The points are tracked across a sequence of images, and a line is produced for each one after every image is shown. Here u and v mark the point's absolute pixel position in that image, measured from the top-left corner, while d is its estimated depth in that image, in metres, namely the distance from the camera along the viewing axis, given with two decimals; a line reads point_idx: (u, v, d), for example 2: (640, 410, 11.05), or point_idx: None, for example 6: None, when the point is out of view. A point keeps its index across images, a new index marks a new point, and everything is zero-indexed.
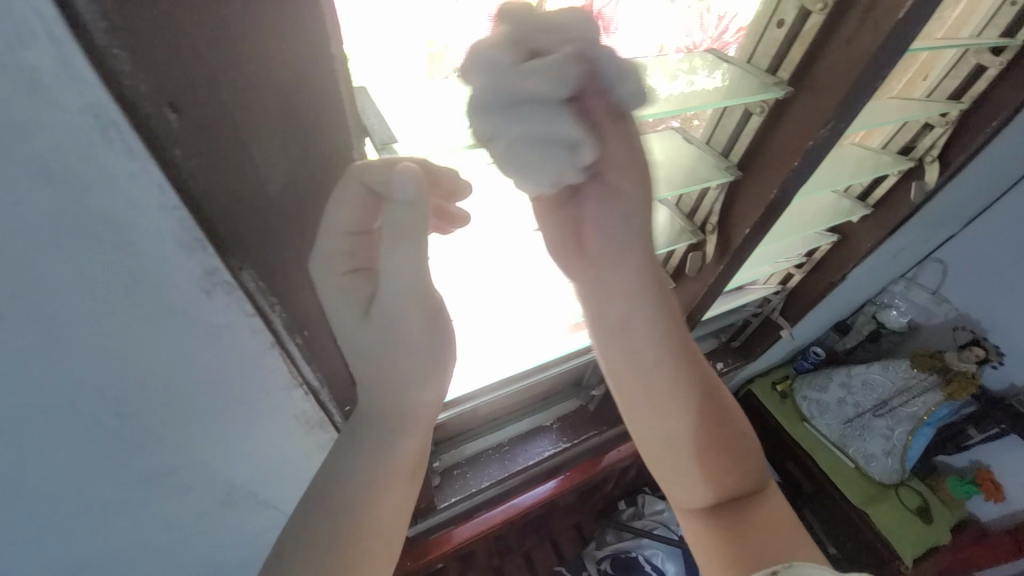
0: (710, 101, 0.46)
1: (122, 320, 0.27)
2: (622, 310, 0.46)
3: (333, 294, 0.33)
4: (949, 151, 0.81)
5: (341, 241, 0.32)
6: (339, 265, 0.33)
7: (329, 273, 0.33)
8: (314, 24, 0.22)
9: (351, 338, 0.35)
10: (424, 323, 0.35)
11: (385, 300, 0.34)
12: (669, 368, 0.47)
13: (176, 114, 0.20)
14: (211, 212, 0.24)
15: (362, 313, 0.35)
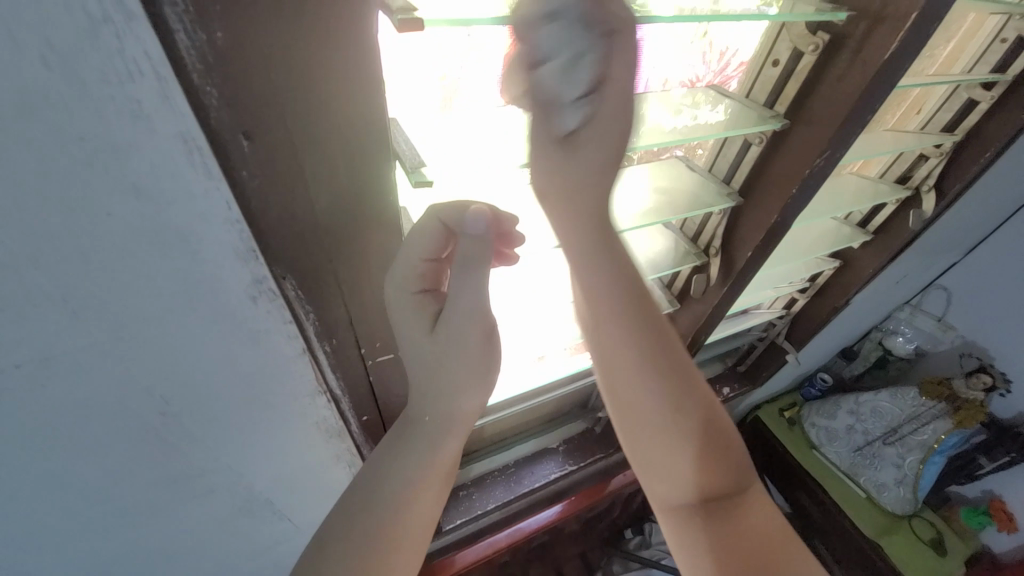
0: (711, 132, 0.50)
1: (176, 322, 0.30)
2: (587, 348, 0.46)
3: (404, 311, 0.37)
4: (945, 181, 0.83)
5: (417, 265, 0.36)
6: (410, 285, 0.36)
7: (403, 293, 0.36)
8: (374, 74, 0.24)
9: (415, 349, 0.38)
10: (480, 340, 0.39)
11: (451, 322, 0.37)
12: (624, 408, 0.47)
13: (248, 142, 0.23)
14: (265, 225, 0.27)
15: (429, 330, 0.38)
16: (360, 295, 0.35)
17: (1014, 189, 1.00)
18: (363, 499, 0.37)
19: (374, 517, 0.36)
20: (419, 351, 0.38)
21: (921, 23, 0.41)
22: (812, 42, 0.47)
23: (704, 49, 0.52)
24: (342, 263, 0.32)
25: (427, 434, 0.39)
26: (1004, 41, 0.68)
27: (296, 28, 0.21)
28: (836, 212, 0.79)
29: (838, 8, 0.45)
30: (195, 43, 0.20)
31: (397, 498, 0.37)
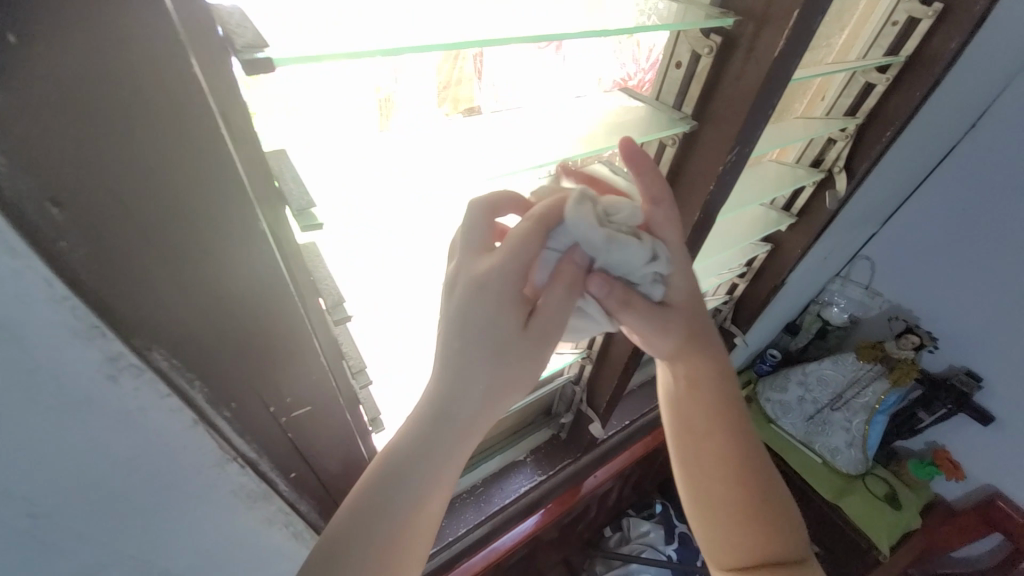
0: (628, 138, 0.48)
1: (16, 419, 0.26)
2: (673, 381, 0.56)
3: (497, 309, 0.39)
4: (854, 161, 0.88)
5: (526, 248, 0.39)
6: (513, 277, 0.39)
7: (489, 268, 0.39)
8: (204, 117, 0.21)
9: (459, 361, 0.39)
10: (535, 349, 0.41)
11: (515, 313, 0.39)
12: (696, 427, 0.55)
13: (59, 209, 0.20)
14: (106, 298, 0.23)
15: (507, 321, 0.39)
16: (256, 355, 0.32)
17: (918, 162, 1.07)
18: (376, 512, 0.37)
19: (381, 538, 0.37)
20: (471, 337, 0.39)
21: (803, 18, 0.42)
22: (707, 44, 0.48)
23: (630, 50, 0.53)
24: (225, 325, 0.28)
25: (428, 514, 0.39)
26: (895, 23, 0.73)
27: (95, 79, 0.18)
28: (761, 198, 0.82)
29: (726, 11, 0.46)
30: None
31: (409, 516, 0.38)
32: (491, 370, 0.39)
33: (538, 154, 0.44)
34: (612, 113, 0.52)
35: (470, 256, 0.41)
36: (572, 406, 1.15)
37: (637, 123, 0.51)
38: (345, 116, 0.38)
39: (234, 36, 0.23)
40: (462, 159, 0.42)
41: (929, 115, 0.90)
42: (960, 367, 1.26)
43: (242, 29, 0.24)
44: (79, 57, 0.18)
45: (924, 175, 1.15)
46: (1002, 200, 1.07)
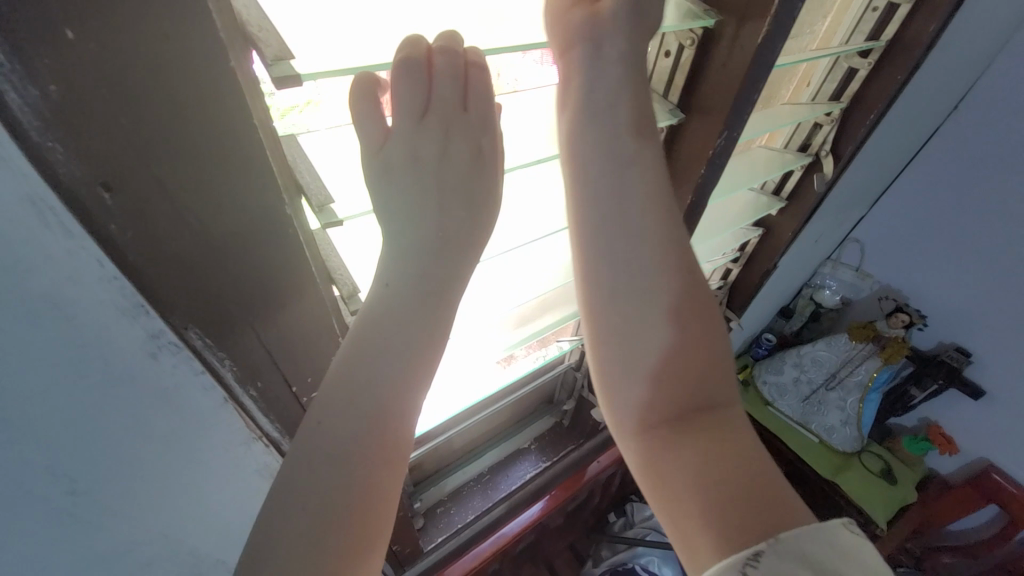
0: None
1: (65, 394, 0.28)
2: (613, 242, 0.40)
3: (428, 168, 0.35)
4: (839, 144, 0.91)
5: (444, 93, 0.33)
6: (433, 135, 0.35)
7: (438, 128, 0.35)
8: (236, 105, 0.23)
9: (410, 236, 0.34)
10: (457, 209, 0.35)
11: (479, 196, 0.36)
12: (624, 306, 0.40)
13: (110, 194, 0.22)
14: (149, 279, 0.25)
15: (453, 191, 0.35)
16: (279, 334, 0.33)
17: (903, 144, 1.10)
18: (318, 443, 0.30)
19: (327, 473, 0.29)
20: (426, 212, 0.35)
21: (783, 7, 0.44)
22: (690, 36, 0.52)
23: None
24: (255, 301, 0.30)
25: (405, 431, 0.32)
26: (875, 9, 0.76)
27: (138, 69, 0.20)
28: (751, 182, 0.85)
29: (707, 7, 0.49)
30: (30, 102, 0.19)
31: (351, 444, 0.30)
32: (447, 253, 0.34)
33: (523, 151, 0.47)
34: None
35: (399, 110, 0.33)
36: (574, 393, 1.18)
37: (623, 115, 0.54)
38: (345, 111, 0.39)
39: (264, 46, 0.26)
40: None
41: (911, 98, 0.93)
42: (950, 343, 1.30)
43: (268, 33, 0.26)
44: (133, 52, 0.19)
45: (909, 157, 1.18)
46: (986, 178, 1.11)
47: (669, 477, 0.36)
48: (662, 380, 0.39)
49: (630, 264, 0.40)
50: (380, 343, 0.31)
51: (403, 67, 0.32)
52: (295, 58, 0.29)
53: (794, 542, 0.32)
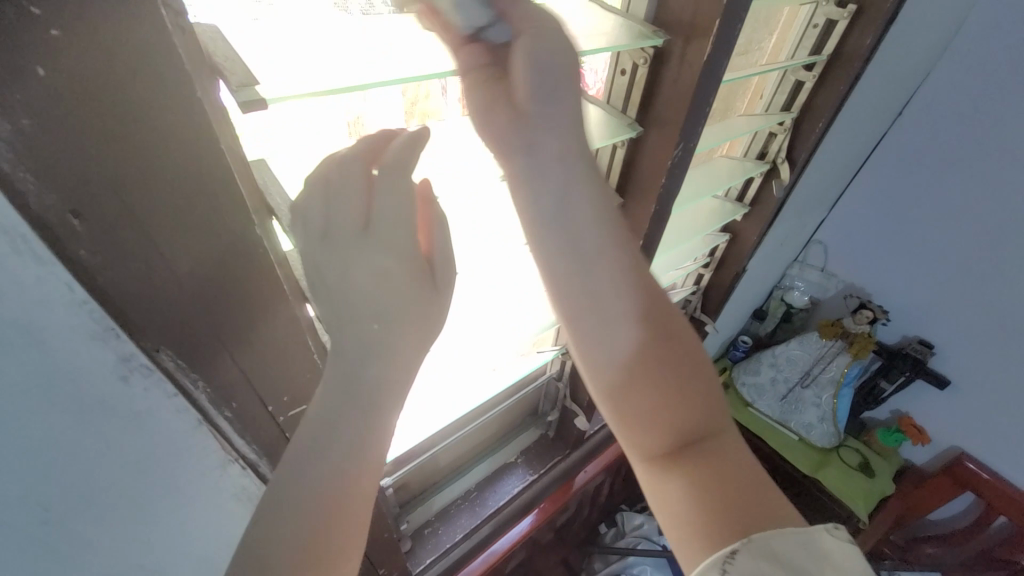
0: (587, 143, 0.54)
1: (36, 422, 0.28)
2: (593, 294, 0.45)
3: (376, 268, 0.31)
4: (793, 151, 0.96)
5: (389, 191, 0.31)
6: (377, 234, 0.31)
7: (387, 226, 0.32)
8: (203, 131, 0.24)
9: (356, 332, 0.32)
10: (407, 292, 0.32)
11: (399, 285, 0.32)
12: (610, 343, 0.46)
13: (80, 220, 0.23)
14: (121, 302, 0.26)
15: (367, 278, 0.31)
16: (252, 354, 0.34)
17: (854, 149, 1.17)
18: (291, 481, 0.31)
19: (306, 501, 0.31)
20: (348, 296, 0.31)
21: (723, 29, 0.48)
22: (643, 54, 0.54)
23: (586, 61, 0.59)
24: (228, 321, 0.31)
25: (382, 445, 0.33)
26: (815, 26, 0.82)
27: (104, 100, 0.21)
28: (714, 190, 0.89)
29: (657, 27, 0.52)
30: (2, 135, 0.19)
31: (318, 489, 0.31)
32: (395, 324, 0.32)
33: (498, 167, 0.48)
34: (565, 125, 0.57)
35: (345, 207, 0.31)
36: (557, 403, 1.18)
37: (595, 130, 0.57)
38: (313, 135, 0.39)
39: (229, 74, 0.27)
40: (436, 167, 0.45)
41: (856, 107, 1.00)
42: (913, 336, 1.36)
43: (231, 63, 0.28)
44: (103, 85, 0.21)
45: (861, 162, 1.25)
46: (932, 178, 1.19)
47: (669, 493, 0.42)
48: (657, 405, 0.45)
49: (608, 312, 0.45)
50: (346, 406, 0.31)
51: (348, 164, 0.31)
52: (262, 83, 0.29)
53: (768, 541, 0.37)
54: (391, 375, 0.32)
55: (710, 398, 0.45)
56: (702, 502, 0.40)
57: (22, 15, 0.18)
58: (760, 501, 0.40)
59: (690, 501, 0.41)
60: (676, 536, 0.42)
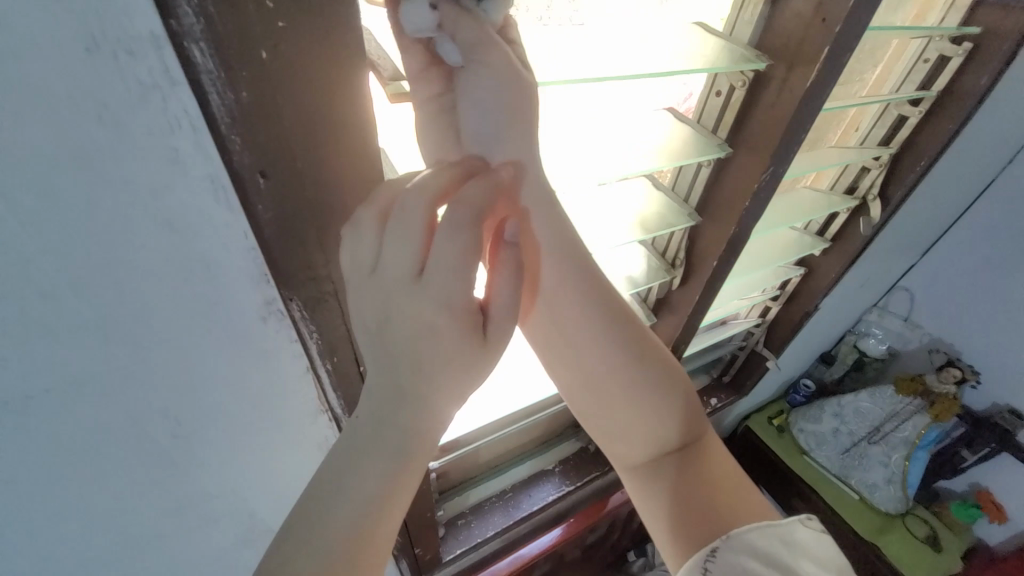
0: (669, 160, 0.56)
1: (195, 344, 0.33)
2: (590, 314, 0.46)
3: (424, 316, 0.31)
4: (887, 189, 0.92)
5: (444, 240, 0.30)
6: (426, 282, 0.30)
7: (442, 279, 0.30)
8: (364, 114, 0.28)
9: (394, 370, 0.33)
10: (452, 341, 0.32)
11: (443, 341, 0.32)
12: (607, 369, 0.47)
13: (264, 179, 0.27)
14: (277, 252, 0.31)
15: (409, 328, 0.31)
16: (358, 315, 0.38)
17: (958, 194, 1.08)
18: (332, 490, 0.33)
19: (346, 496, 0.33)
20: (393, 340, 0.32)
21: (831, 58, 0.48)
22: (741, 78, 0.55)
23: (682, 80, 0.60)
24: (346, 285, 0.35)
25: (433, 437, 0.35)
26: (926, 61, 0.78)
27: (302, 82, 0.25)
28: (794, 221, 0.86)
29: (759, 52, 0.53)
30: (226, 104, 0.24)
31: (367, 501, 0.33)
32: (430, 370, 0.32)
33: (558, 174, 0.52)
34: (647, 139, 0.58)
35: (397, 251, 0.30)
36: None
37: (681, 146, 0.58)
38: None
39: (382, 70, 0.32)
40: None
41: (964, 149, 0.93)
42: (1007, 404, 1.23)
43: (384, 60, 0.32)
44: (302, 71, 0.25)
45: (964, 207, 1.16)
46: None
47: (651, 491, 0.50)
48: (646, 420, 0.49)
49: (606, 341, 0.47)
50: (388, 434, 0.33)
51: (408, 206, 0.30)
52: (406, 79, 0.33)
53: (741, 536, 0.45)
54: (425, 419, 0.34)
55: (701, 412, 0.52)
56: (682, 503, 0.49)
57: (261, 9, 0.22)
58: (730, 495, 0.49)
59: (670, 501, 0.49)
60: (665, 528, 0.49)
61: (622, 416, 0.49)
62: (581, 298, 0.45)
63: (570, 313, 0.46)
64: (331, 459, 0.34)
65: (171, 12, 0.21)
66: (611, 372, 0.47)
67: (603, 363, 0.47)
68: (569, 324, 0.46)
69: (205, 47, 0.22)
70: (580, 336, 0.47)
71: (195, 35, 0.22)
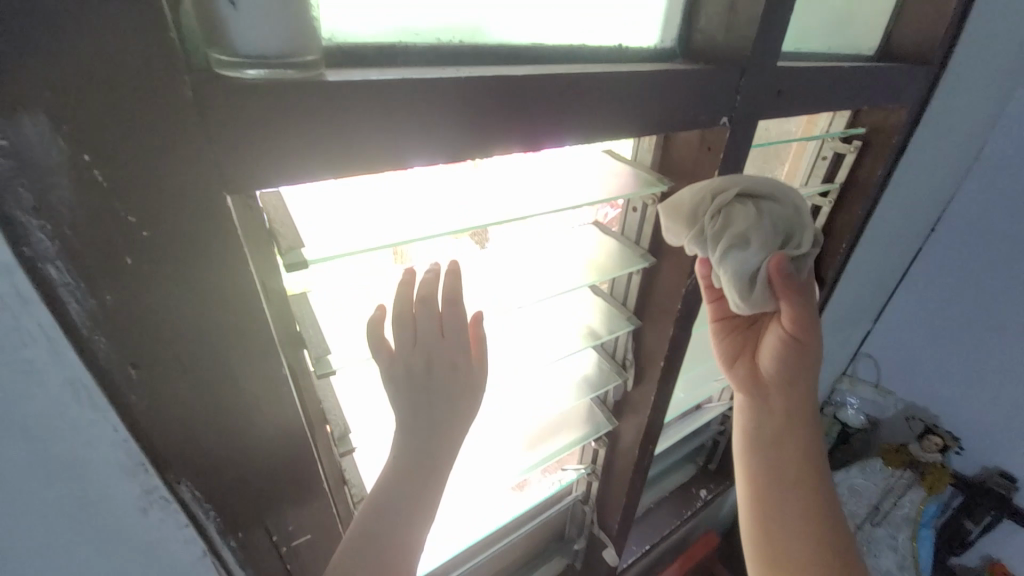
0: (601, 272, 0.58)
1: (62, 544, 0.30)
2: (765, 441, 0.56)
3: (441, 368, 0.39)
4: (821, 269, 0.97)
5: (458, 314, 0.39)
6: (442, 345, 0.39)
7: (456, 335, 0.39)
8: (248, 289, 0.28)
9: (413, 419, 0.38)
10: (464, 386, 0.40)
11: (459, 378, 0.40)
12: (786, 490, 0.55)
13: (136, 369, 0.26)
14: (154, 439, 0.29)
15: (441, 373, 0.39)
16: (264, 482, 0.35)
17: (889, 265, 1.15)
18: (367, 540, 0.37)
19: (377, 551, 0.37)
20: (418, 389, 0.39)
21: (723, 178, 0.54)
22: (652, 196, 0.59)
23: None
24: (247, 455, 0.33)
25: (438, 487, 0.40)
26: (824, 158, 0.88)
27: (175, 274, 0.25)
28: None
29: (663, 174, 0.57)
30: (87, 308, 0.24)
31: (387, 551, 0.37)
32: (449, 413, 0.40)
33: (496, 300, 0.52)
34: (576, 257, 0.61)
35: (416, 323, 0.38)
36: (585, 529, 1.08)
37: (606, 258, 0.61)
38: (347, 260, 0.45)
39: (280, 238, 0.33)
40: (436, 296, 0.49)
41: (881, 227, 1.01)
42: (995, 467, 1.20)
43: (285, 229, 0.34)
44: (175, 264, 0.25)
45: (900, 276, 1.22)
46: (980, 294, 1.14)
47: None
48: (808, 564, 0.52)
49: (769, 465, 0.56)
50: (413, 485, 0.38)
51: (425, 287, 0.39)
52: (304, 246, 0.34)
53: None
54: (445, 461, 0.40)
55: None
56: None
57: (120, 224, 0.23)
58: None
59: None
60: None
61: (778, 541, 0.54)
62: (756, 421, 0.57)
63: (744, 433, 0.58)
64: (362, 517, 0.38)
65: (23, 241, 0.21)
66: (776, 493, 0.55)
67: (777, 479, 0.55)
68: (739, 441, 0.59)
69: (61, 263, 0.22)
70: (765, 451, 0.56)
71: (49, 255, 0.22)
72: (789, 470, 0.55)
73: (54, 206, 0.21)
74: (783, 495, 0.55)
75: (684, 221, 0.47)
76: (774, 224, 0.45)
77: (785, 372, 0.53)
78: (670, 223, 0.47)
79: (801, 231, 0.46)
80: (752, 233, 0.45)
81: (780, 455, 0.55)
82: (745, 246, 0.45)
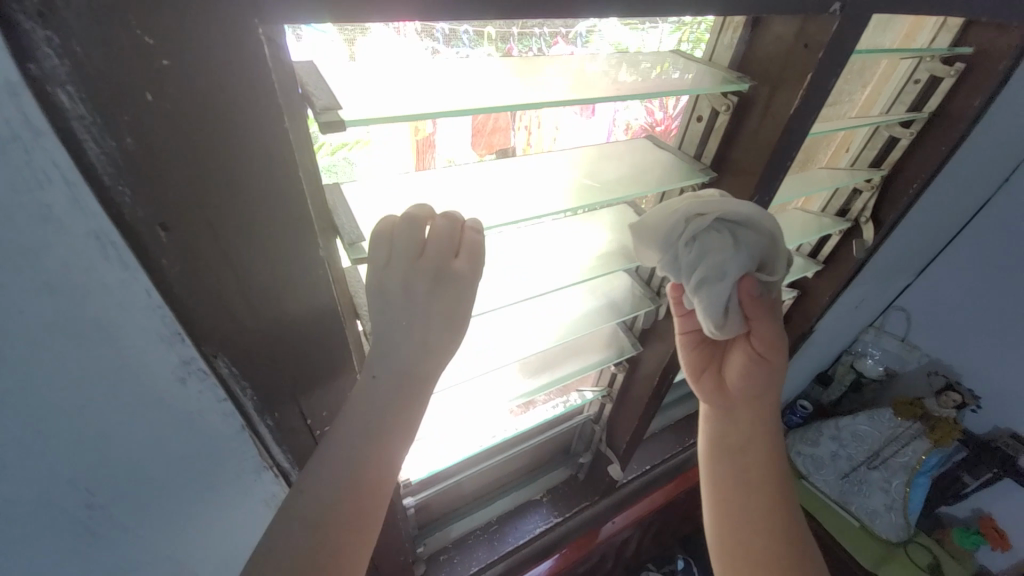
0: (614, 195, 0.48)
1: (101, 412, 0.29)
2: (730, 447, 0.54)
3: (427, 303, 0.33)
4: (880, 212, 0.88)
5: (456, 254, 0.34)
6: (439, 277, 0.34)
7: (457, 277, 0.34)
8: (284, 152, 0.25)
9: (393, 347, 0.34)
10: (442, 325, 0.34)
11: (443, 318, 0.34)
12: (751, 498, 0.52)
13: (166, 232, 0.24)
14: (187, 310, 0.27)
15: (429, 307, 0.33)
16: (297, 367, 0.34)
17: (953, 213, 1.05)
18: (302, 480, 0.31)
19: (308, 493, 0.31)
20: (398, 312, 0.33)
21: (815, 83, 0.45)
22: (724, 102, 0.51)
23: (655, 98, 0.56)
24: (282, 335, 0.32)
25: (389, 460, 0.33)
26: (916, 82, 0.75)
27: (203, 124, 0.22)
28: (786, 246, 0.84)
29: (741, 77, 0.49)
30: (105, 151, 0.21)
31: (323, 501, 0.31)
32: (422, 357, 0.34)
33: (539, 205, 0.45)
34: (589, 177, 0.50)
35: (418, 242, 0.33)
36: (592, 446, 1.13)
37: (627, 182, 0.50)
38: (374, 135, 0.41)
39: (315, 100, 0.27)
40: (482, 201, 0.44)
41: (958, 168, 0.90)
42: (1007, 429, 1.19)
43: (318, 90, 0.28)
44: (206, 112, 0.22)
45: (960, 226, 1.12)
46: None
47: None
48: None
49: (734, 468, 0.54)
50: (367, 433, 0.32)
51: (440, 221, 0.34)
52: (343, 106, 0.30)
53: None
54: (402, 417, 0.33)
55: None
56: None
57: (138, 47, 0.19)
58: None
59: None
60: None
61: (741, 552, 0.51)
62: (722, 426, 0.55)
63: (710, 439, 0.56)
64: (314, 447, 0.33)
65: (27, 56, 0.18)
66: (741, 501, 0.52)
67: (741, 486, 0.53)
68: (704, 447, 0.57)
69: (74, 91, 0.19)
70: (731, 456, 0.54)
71: (60, 78, 0.19)
72: (756, 477, 0.52)
73: (60, 10, 0.17)
74: (747, 502, 0.52)
75: (657, 246, 0.45)
76: (748, 252, 0.44)
77: (751, 384, 0.52)
78: (643, 247, 0.46)
79: (775, 255, 0.45)
80: (727, 264, 0.43)
81: (746, 460, 0.53)
82: (720, 279, 0.44)
